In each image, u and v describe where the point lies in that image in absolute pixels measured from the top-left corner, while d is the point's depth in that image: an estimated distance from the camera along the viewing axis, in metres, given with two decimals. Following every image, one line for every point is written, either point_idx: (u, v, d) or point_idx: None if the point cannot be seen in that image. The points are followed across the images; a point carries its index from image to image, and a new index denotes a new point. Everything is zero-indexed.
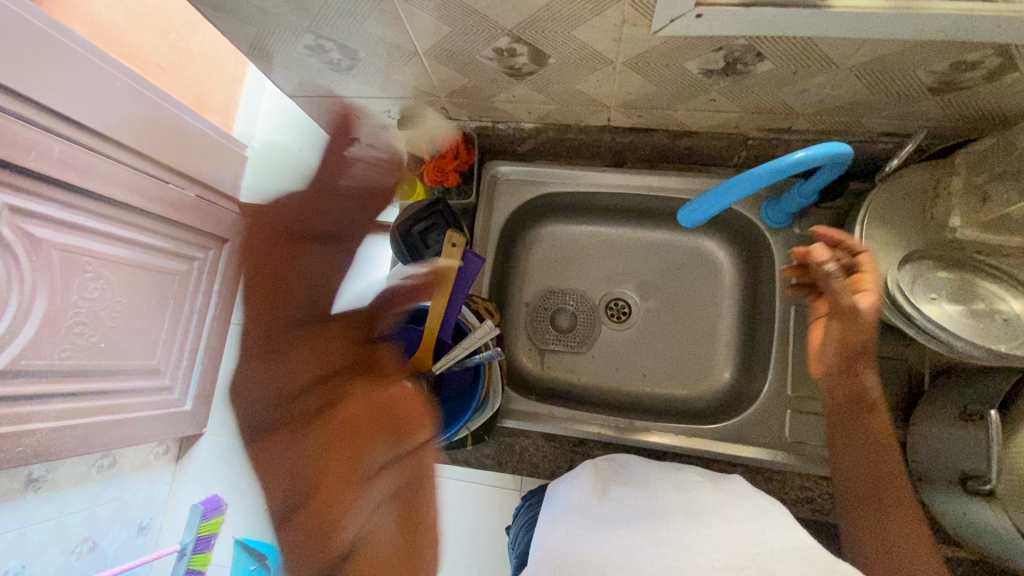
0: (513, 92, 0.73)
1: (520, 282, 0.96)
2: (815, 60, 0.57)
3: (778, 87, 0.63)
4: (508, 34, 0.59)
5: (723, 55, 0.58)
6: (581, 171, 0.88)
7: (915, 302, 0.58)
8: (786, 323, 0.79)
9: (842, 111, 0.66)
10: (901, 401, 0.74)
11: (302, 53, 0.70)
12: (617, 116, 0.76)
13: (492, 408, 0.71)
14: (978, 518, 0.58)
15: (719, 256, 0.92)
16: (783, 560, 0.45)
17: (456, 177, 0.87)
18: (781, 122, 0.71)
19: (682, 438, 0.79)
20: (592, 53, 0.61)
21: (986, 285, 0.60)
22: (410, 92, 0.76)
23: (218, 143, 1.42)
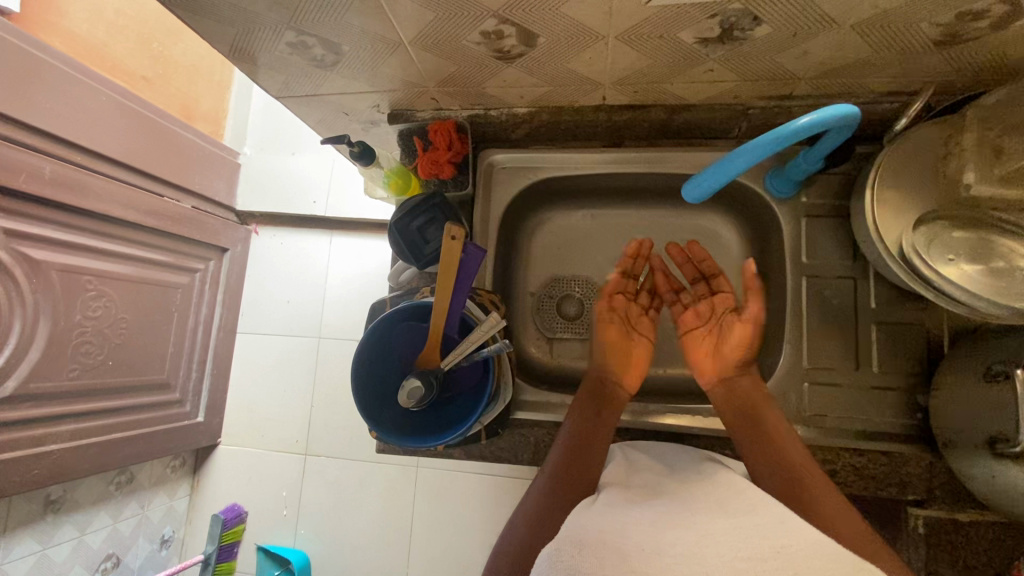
0: (504, 77, 0.71)
1: (524, 272, 0.95)
2: (814, 20, 0.55)
3: (777, 52, 0.61)
4: (494, 16, 0.57)
5: (718, 22, 0.56)
6: (579, 153, 0.86)
7: (933, 264, 0.56)
8: (798, 295, 0.77)
9: (844, 72, 0.64)
10: (920, 366, 0.73)
11: (285, 51, 0.68)
12: (612, 94, 0.74)
13: (505, 399, 0.72)
14: (1007, 481, 0.56)
15: (725, 233, 0.90)
16: (811, 556, 0.42)
17: (451, 169, 0.83)
18: (780, 88, 0.69)
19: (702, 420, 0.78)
20: (582, 29, 0.59)
21: (1005, 242, 0.58)
22: (398, 84, 0.75)
23: (210, 152, 1.41)
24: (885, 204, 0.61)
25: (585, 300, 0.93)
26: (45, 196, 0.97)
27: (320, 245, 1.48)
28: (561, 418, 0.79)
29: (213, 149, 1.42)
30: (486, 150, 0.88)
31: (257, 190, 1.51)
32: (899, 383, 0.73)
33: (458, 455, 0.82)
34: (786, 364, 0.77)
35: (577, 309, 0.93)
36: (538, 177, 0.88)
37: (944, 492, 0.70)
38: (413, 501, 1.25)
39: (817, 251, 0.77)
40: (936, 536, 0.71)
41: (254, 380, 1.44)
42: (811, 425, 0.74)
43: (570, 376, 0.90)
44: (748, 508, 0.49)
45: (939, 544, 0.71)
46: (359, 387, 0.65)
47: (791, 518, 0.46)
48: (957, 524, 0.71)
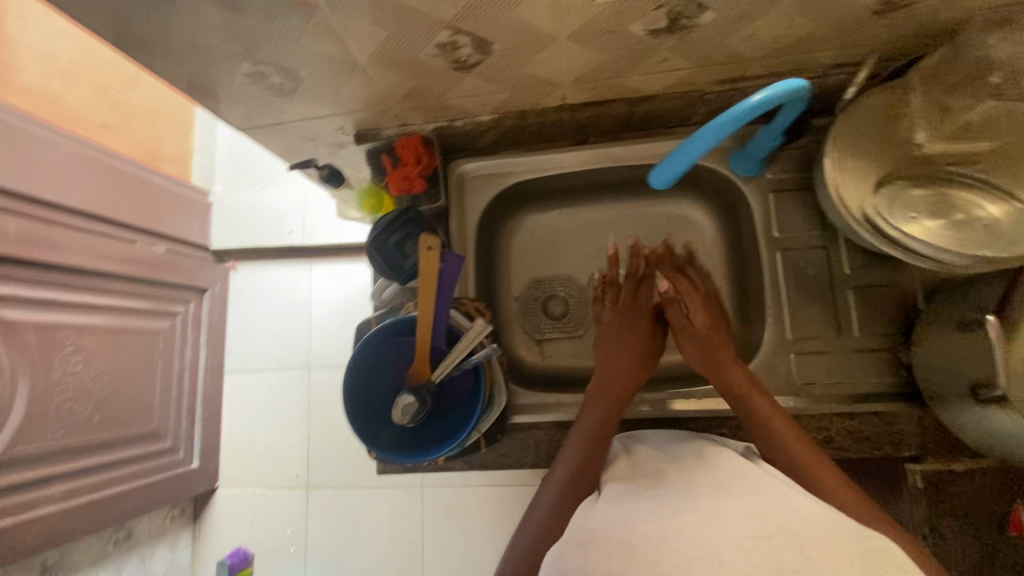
0: (464, 86, 0.72)
1: (506, 277, 0.95)
2: (755, 3, 0.57)
3: (725, 36, 0.63)
4: (447, 26, 0.59)
5: (665, 13, 0.58)
6: (546, 154, 0.87)
7: (897, 224, 0.58)
8: (775, 269, 0.79)
9: (791, 50, 0.66)
10: (899, 324, 0.74)
11: (243, 82, 0.68)
12: (572, 93, 0.75)
13: (502, 404, 0.71)
14: (996, 424, 0.58)
15: (697, 216, 0.92)
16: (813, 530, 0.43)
17: (423, 184, 0.83)
18: (732, 71, 0.71)
19: (700, 402, 0.79)
20: (534, 31, 0.60)
21: (963, 196, 0.61)
22: (361, 104, 0.75)
23: (179, 194, 1.40)
24: (847, 172, 0.63)
25: (569, 298, 0.94)
26: (12, 254, 0.96)
27: (301, 275, 1.47)
28: (558, 416, 0.80)
29: (181, 191, 1.41)
30: (454, 162, 0.87)
31: (231, 227, 1.49)
32: (880, 343, 0.75)
33: (461, 467, 0.82)
34: (772, 338, 0.78)
35: (562, 308, 0.94)
36: (508, 183, 0.88)
37: (936, 445, 0.72)
38: (422, 521, 1.23)
39: (788, 224, 0.79)
40: (934, 489, 0.72)
41: (248, 420, 1.41)
42: (803, 395, 0.75)
43: (562, 375, 0.91)
44: (748, 486, 0.50)
45: (938, 497, 0.72)
46: (351, 409, 0.65)
47: (790, 497, 0.47)
48: (954, 476, 0.72)
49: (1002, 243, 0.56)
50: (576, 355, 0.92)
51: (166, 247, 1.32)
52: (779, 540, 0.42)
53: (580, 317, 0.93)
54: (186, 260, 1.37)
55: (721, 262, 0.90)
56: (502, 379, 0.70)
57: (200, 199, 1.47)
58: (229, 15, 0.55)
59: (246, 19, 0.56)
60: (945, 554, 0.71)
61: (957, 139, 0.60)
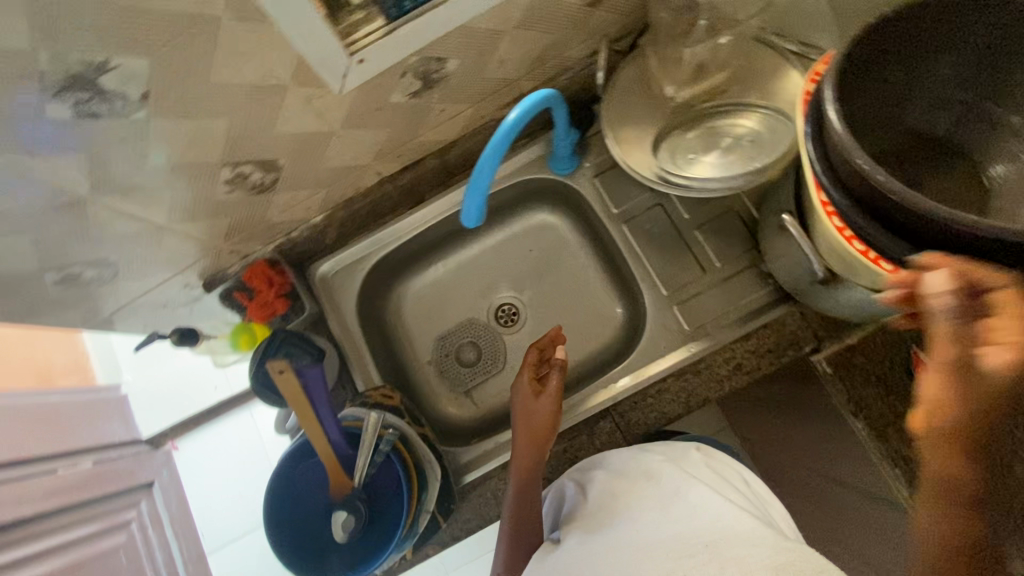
0: (280, 203, 0.74)
1: (411, 348, 0.95)
2: (482, 38, 0.64)
3: (479, 72, 0.70)
4: (225, 161, 0.61)
5: (412, 76, 0.64)
6: (393, 224, 0.89)
7: (683, 170, 0.65)
8: (629, 239, 0.84)
9: (540, 60, 0.74)
10: (747, 241, 0.81)
11: (60, 290, 0.67)
12: (384, 167, 0.79)
13: (437, 473, 0.71)
14: (845, 296, 0.65)
15: (553, 220, 0.96)
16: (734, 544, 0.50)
17: (285, 301, 0.84)
18: (508, 94, 0.78)
19: (636, 376, 0.80)
20: (309, 134, 0.64)
21: (723, 122, 0.66)
22: (194, 256, 0.76)
23: (85, 403, 1.13)
24: (628, 142, 0.68)
25: (476, 341, 0.96)
26: None
27: None
28: (502, 458, 0.80)
29: (89, 397, 1.16)
30: (309, 267, 0.88)
31: None
32: (741, 264, 0.81)
33: (436, 551, 0.80)
34: (654, 300, 0.82)
35: (474, 353, 0.95)
36: (371, 264, 0.90)
37: (827, 331, 0.76)
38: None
39: (622, 198, 0.85)
40: (843, 368, 0.76)
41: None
42: (700, 337, 0.79)
43: (499, 415, 0.92)
44: (684, 506, 0.57)
45: (849, 374, 0.75)
46: (287, 555, 0.64)
47: (718, 513, 0.55)
48: (852, 349, 0.76)
49: (765, 151, 0.63)
50: (504, 390, 0.93)
51: (93, 459, 1.00)
52: (699, 556, 0.49)
53: (493, 354, 0.95)
54: (119, 464, 1.06)
55: (590, 251, 0.94)
56: (425, 451, 0.70)
57: (114, 396, 1.23)
58: (6, 243, 0.55)
59: (25, 236, 0.56)
60: (879, 419, 0.74)
61: (698, 79, 0.66)
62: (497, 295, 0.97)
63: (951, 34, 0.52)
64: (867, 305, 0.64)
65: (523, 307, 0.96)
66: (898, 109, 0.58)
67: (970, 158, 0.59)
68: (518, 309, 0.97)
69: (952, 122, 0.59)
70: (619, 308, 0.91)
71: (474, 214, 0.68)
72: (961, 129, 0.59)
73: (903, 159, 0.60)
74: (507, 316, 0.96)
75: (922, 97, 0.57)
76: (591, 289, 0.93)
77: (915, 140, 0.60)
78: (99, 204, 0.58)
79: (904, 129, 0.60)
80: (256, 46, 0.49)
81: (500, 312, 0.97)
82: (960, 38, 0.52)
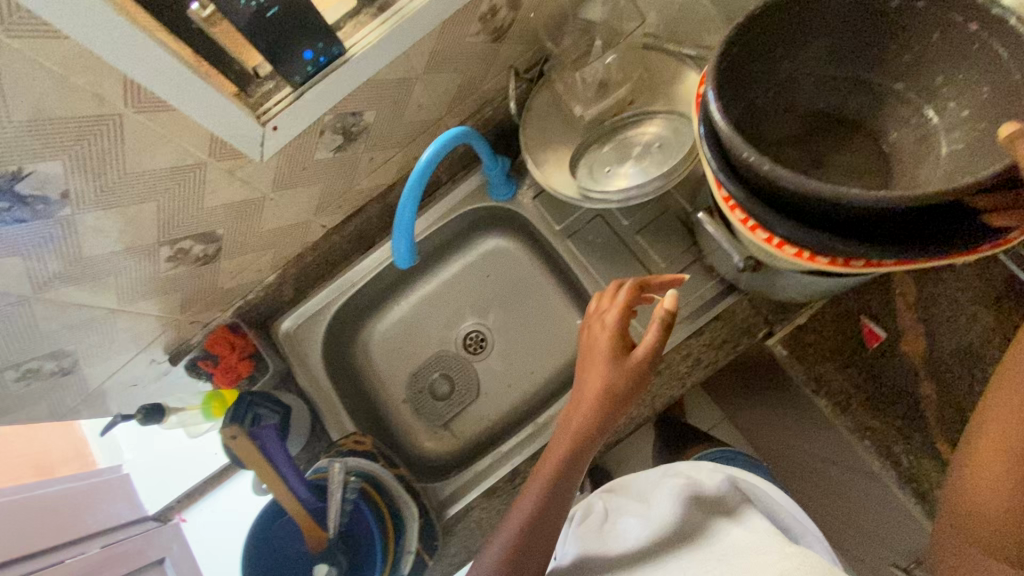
0: (230, 268, 0.77)
1: (384, 390, 0.96)
2: (394, 88, 0.68)
3: (399, 117, 0.73)
4: (163, 239, 0.63)
5: (332, 132, 0.67)
6: (348, 272, 0.91)
7: (603, 185, 0.67)
8: (576, 253, 0.86)
9: (458, 98, 0.77)
10: (688, 238, 0.83)
11: (22, 385, 0.69)
12: (327, 219, 0.82)
13: (414, 511, 0.73)
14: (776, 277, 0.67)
15: (504, 244, 0.98)
16: None
17: (249, 362, 0.84)
18: (436, 133, 0.81)
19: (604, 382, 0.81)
20: (241, 201, 0.66)
21: (634, 131, 0.69)
22: (155, 331, 0.78)
23: (79, 485, 0.93)
24: (550, 164, 0.71)
25: (446, 373, 0.97)
26: None
27: None
28: (483, 485, 0.81)
29: (86, 483, 0.95)
30: (272, 325, 0.90)
31: None
32: (685, 260, 0.82)
33: None
34: None
35: (447, 385, 0.96)
36: (331, 313, 0.91)
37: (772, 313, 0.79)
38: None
39: (563, 215, 0.88)
40: (798, 348, 0.77)
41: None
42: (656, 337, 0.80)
43: (478, 443, 0.92)
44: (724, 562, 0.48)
45: (804, 353, 0.77)
46: None
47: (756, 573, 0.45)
48: (803, 328, 0.77)
49: (674, 153, 0.65)
50: (480, 417, 0.94)
51: (98, 545, 0.80)
52: None
53: (465, 383, 0.96)
54: (126, 544, 0.84)
55: (544, 269, 0.96)
56: (399, 489, 0.73)
57: (112, 476, 1.01)
58: None
59: None
60: (841, 394, 0.75)
61: (602, 96, 0.70)
62: (462, 324, 0.99)
63: (817, 23, 0.55)
64: (798, 284, 0.66)
65: (489, 332, 0.98)
66: (790, 96, 0.61)
67: (866, 127, 0.61)
68: (485, 335, 0.98)
69: (843, 96, 0.61)
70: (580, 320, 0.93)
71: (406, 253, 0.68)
72: (856, 105, 0.61)
73: (804, 141, 0.63)
74: (475, 343, 0.98)
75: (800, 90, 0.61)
76: (553, 307, 0.95)
77: (814, 120, 0.63)
78: (45, 299, 0.61)
79: (800, 112, 0.62)
80: (166, 134, 0.52)
81: (467, 341, 0.98)
82: (810, 33, 0.56)
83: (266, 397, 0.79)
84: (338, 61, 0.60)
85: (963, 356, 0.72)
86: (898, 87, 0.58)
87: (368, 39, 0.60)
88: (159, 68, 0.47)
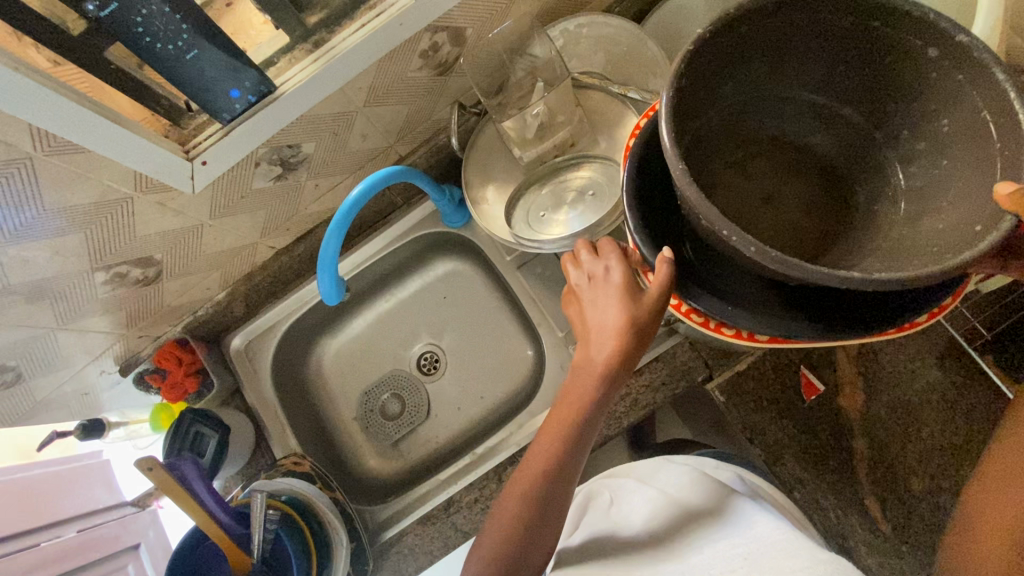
0: (175, 288, 0.78)
1: (337, 406, 0.98)
2: (332, 121, 0.67)
3: (343, 147, 0.73)
4: (97, 265, 0.65)
5: (268, 163, 0.67)
6: (301, 290, 0.92)
7: (536, 232, 0.67)
8: (524, 285, 0.86)
9: (406, 128, 0.77)
10: None
11: None
12: (276, 240, 0.82)
13: (343, 537, 0.75)
14: None
15: (462, 267, 0.98)
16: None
17: (195, 379, 0.85)
18: (386, 160, 0.80)
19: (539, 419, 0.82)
20: (177, 229, 0.67)
21: (571, 176, 0.69)
22: (102, 345, 0.80)
23: (71, 464, 0.83)
24: (488, 206, 0.72)
25: (397, 393, 0.97)
26: None
27: None
28: (419, 511, 0.82)
29: (59, 467, 0.81)
30: (224, 340, 0.91)
31: None
32: None
33: None
34: (552, 341, 0.84)
35: (398, 405, 0.97)
36: (283, 331, 0.92)
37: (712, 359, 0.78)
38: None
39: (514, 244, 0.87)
40: (736, 394, 0.76)
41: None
42: None
43: (423, 465, 0.93)
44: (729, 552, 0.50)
45: (741, 399, 0.76)
46: None
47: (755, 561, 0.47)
48: (741, 374, 0.76)
49: (604, 203, 0.65)
50: (427, 439, 0.95)
51: (76, 530, 0.74)
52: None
53: (415, 405, 0.97)
54: (103, 530, 0.76)
55: (499, 295, 0.96)
56: (328, 515, 0.75)
57: (92, 462, 0.87)
58: None
59: None
60: (777, 443, 0.75)
61: (544, 138, 0.69)
62: (417, 344, 0.99)
63: (792, 29, 0.42)
64: None
65: (442, 354, 0.98)
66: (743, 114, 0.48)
67: (826, 165, 0.50)
68: (439, 357, 0.98)
69: (801, 125, 0.49)
70: (530, 349, 0.93)
71: (332, 289, 0.72)
72: (823, 135, 0.49)
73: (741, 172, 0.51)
74: (428, 364, 0.98)
75: (762, 107, 0.48)
76: (505, 333, 0.95)
77: (772, 144, 0.51)
78: None
79: (748, 138, 0.50)
80: (83, 172, 0.54)
81: (420, 362, 0.98)
82: (791, 43, 0.43)
83: (207, 416, 0.82)
84: (267, 97, 0.60)
85: (900, 414, 0.73)
86: (868, 117, 0.46)
87: (299, 77, 0.60)
88: (67, 115, 0.49)
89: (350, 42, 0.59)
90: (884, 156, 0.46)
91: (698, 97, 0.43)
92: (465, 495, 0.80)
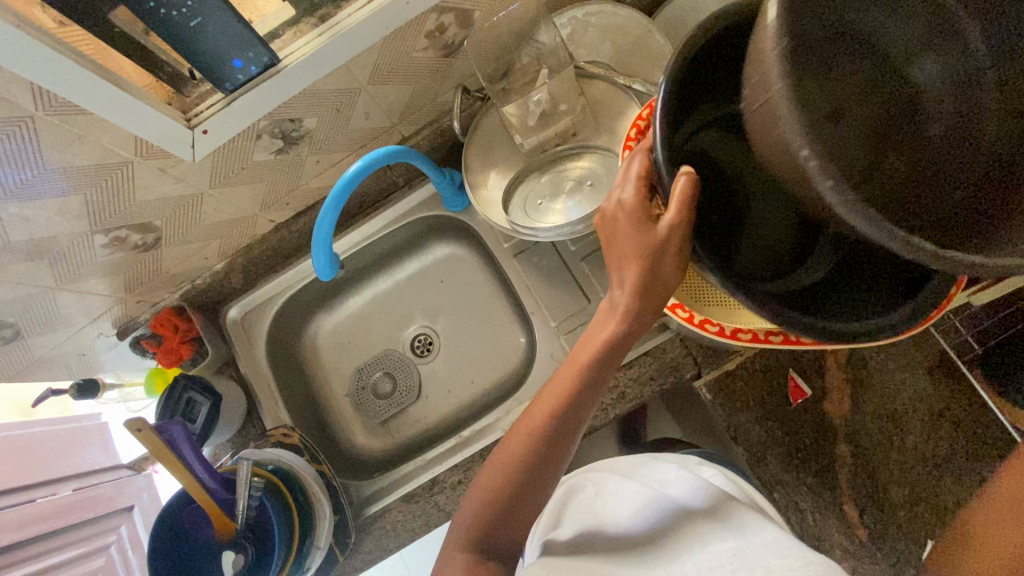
0: (174, 255, 0.79)
1: (329, 382, 0.99)
2: (335, 97, 0.67)
3: (345, 125, 0.73)
4: (96, 228, 0.66)
5: (270, 136, 0.67)
6: (299, 265, 0.92)
7: (534, 218, 0.67)
8: (520, 272, 0.86)
9: (410, 108, 0.76)
10: None
11: None
12: (275, 214, 0.83)
13: (326, 510, 0.76)
14: None
15: (460, 251, 0.98)
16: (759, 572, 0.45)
17: (189, 347, 0.86)
18: (389, 139, 0.80)
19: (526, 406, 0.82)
20: (176, 197, 0.68)
21: (571, 164, 0.70)
22: (100, 309, 0.81)
23: (71, 425, 0.92)
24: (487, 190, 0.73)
25: (389, 373, 0.98)
26: None
27: None
28: (403, 488, 0.83)
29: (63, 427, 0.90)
30: (222, 310, 0.92)
31: None
32: None
33: None
34: (544, 329, 0.84)
35: (389, 384, 0.98)
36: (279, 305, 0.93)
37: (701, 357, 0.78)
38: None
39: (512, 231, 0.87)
40: (723, 393, 0.77)
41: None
42: None
43: (411, 444, 0.94)
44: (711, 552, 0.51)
45: (730, 398, 0.76)
46: None
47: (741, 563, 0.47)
48: (731, 374, 0.77)
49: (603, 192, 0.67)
50: (415, 420, 0.96)
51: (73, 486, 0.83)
52: None
53: (406, 385, 0.97)
54: (99, 489, 0.86)
55: (496, 281, 0.96)
56: (314, 487, 0.76)
57: (91, 424, 0.96)
58: None
59: None
60: (763, 445, 0.75)
61: (545, 126, 0.71)
62: (411, 326, 1.00)
63: None
64: None
65: (436, 336, 0.99)
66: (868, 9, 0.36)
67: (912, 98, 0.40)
68: (432, 339, 0.99)
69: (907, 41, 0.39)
70: (523, 336, 0.93)
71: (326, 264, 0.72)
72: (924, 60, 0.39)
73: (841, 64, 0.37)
74: (422, 346, 0.99)
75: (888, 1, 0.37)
76: (499, 320, 0.96)
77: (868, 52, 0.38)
78: None
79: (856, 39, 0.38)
80: (85, 133, 0.54)
81: (413, 344, 0.99)
82: None
83: (201, 383, 0.83)
84: (270, 69, 0.60)
85: (884, 422, 0.73)
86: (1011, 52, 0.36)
87: (303, 50, 0.60)
88: (72, 78, 0.49)
89: (355, 18, 0.59)
90: (989, 101, 0.38)
91: (794, 22, 0.34)
92: (449, 476, 0.81)
